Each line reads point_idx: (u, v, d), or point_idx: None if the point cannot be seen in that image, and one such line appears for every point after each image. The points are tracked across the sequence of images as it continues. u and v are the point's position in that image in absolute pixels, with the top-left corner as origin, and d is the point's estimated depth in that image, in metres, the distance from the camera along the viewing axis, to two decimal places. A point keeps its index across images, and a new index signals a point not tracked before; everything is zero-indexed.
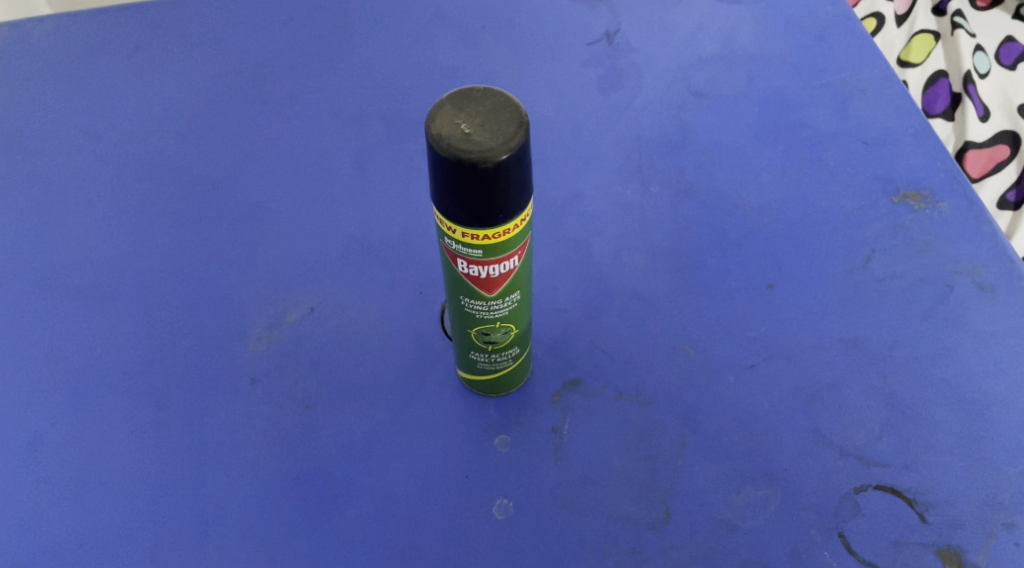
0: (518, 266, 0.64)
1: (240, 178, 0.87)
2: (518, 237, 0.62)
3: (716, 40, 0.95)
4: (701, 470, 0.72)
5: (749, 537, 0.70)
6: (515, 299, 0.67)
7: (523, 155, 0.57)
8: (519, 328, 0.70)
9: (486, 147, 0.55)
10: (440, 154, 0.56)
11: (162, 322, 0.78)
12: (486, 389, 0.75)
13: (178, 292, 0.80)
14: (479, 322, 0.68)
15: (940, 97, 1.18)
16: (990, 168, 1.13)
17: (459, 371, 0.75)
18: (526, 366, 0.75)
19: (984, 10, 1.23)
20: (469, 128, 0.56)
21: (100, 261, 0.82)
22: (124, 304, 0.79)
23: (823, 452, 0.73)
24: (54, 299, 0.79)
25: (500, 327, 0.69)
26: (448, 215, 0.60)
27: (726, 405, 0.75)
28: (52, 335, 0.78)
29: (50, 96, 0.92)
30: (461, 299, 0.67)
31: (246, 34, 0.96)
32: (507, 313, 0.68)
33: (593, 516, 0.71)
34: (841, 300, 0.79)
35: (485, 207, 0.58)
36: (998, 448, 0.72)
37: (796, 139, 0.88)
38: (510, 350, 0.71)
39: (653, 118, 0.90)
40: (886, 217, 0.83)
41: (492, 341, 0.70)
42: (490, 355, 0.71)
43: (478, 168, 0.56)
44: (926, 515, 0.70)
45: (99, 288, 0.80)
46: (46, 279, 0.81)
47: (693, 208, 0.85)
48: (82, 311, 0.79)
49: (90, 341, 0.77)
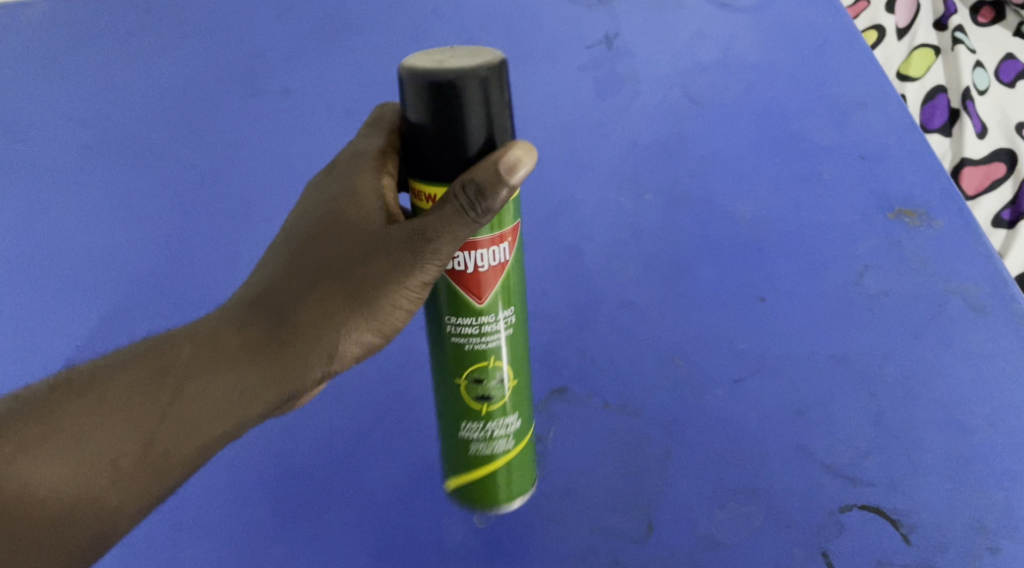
0: (509, 262, 0.63)
1: (228, 170, 0.86)
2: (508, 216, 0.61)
3: (713, 50, 0.93)
4: (685, 484, 0.73)
5: (732, 554, 0.70)
6: (509, 319, 0.64)
7: (489, 96, 0.56)
8: (515, 381, 0.66)
9: (464, 68, 0.55)
10: (417, 82, 0.56)
11: (147, 323, 0.79)
12: (486, 490, 0.68)
13: (169, 289, 0.81)
14: (472, 362, 0.64)
15: (938, 112, 1.11)
16: (986, 185, 1.06)
17: (453, 481, 0.68)
18: (527, 470, 0.69)
19: (986, 25, 1.16)
20: (444, 58, 0.57)
21: (89, 258, 0.83)
22: (112, 300, 0.81)
23: (808, 469, 0.73)
24: (44, 295, 0.81)
25: (493, 370, 0.65)
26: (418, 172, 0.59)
27: (711, 419, 0.75)
28: (41, 332, 0.79)
29: (41, 82, 0.92)
30: (451, 325, 0.63)
31: (238, 25, 0.95)
32: (499, 346, 0.64)
33: (575, 529, 0.72)
34: (831, 316, 0.78)
35: (450, 152, 0.57)
36: (986, 472, 0.72)
37: (792, 151, 0.86)
38: (505, 420, 0.66)
39: (649, 124, 0.89)
40: (880, 233, 0.82)
41: (488, 398, 0.65)
42: (484, 428, 0.66)
43: (456, 86, 0.55)
44: (910, 536, 0.71)
45: (88, 286, 0.81)
46: (37, 276, 0.82)
47: (687, 217, 0.84)
48: (74, 309, 0.80)
49: (78, 340, 0.79)
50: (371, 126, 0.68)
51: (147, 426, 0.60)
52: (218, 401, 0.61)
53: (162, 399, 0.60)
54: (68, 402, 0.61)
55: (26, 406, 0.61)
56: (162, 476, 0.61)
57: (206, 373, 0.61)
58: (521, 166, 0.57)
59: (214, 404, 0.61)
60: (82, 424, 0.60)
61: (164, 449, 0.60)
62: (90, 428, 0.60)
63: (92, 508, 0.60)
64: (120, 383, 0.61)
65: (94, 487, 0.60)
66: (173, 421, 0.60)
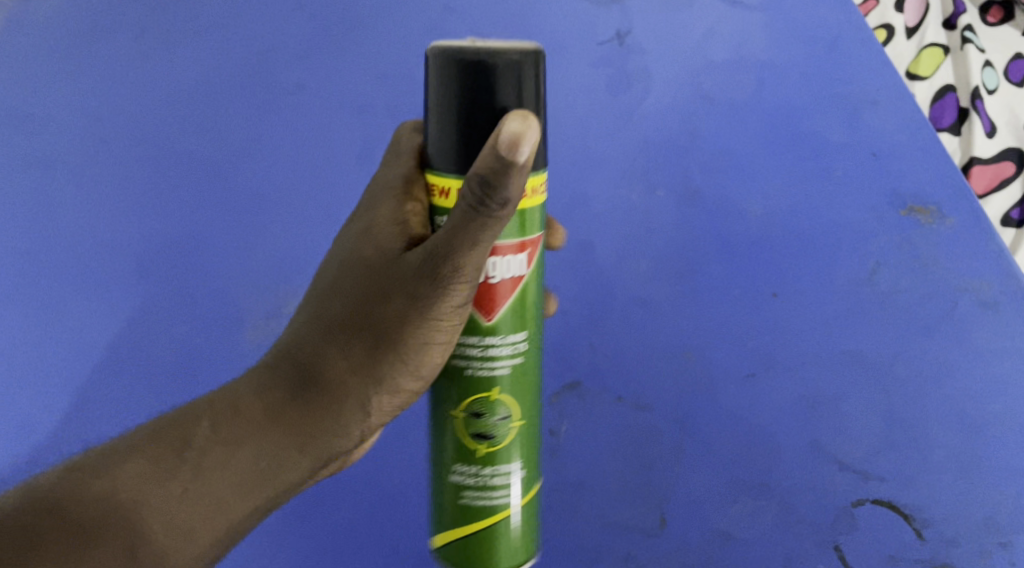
0: (525, 278, 0.62)
1: (243, 166, 0.87)
2: (529, 222, 0.61)
3: (726, 45, 0.86)
4: (697, 479, 0.76)
5: (745, 545, 0.75)
6: (519, 347, 0.63)
7: (518, 77, 0.58)
8: (520, 421, 0.64)
9: (497, 50, 0.57)
10: (447, 61, 0.58)
11: (181, 323, 0.85)
12: (476, 547, 0.64)
13: (200, 296, 0.85)
14: (476, 391, 0.63)
15: (947, 110, 1.09)
16: (994, 184, 1.06)
17: (440, 536, 0.65)
18: (526, 526, 0.65)
19: (994, 25, 1.12)
20: (477, 42, 0.59)
21: (117, 265, 0.86)
22: (144, 301, 0.85)
23: (819, 464, 0.76)
24: (78, 296, 0.85)
25: (497, 404, 0.63)
26: (435, 154, 0.60)
27: (724, 415, 0.77)
28: (84, 342, 0.85)
29: (47, 72, 0.91)
30: (457, 349, 0.62)
31: (232, 11, 0.91)
32: (507, 374, 0.63)
33: (590, 521, 0.76)
34: (844, 314, 0.79)
35: (474, 129, 0.58)
36: (995, 468, 0.75)
37: (805, 148, 0.83)
38: (505, 467, 0.64)
39: (661, 120, 0.85)
40: (890, 231, 0.81)
41: (489, 435, 0.63)
42: (480, 471, 0.64)
43: (487, 64, 0.57)
44: (922, 531, 0.75)
45: (119, 289, 0.85)
46: (69, 279, 0.86)
47: (700, 214, 0.82)
48: (112, 310, 0.85)
49: (118, 346, 0.85)
50: (392, 157, 0.69)
51: (199, 483, 0.62)
52: (245, 471, 0.62)
53: (187, 474, 0.62)
54: (85, 485, 0.61)
55: (39, 493, 0.60)
56: (191, 551, 0.62)
57: (232, 445, 0.63)
58: (524, 141, 0.56)
59: (242, 475, 0.62)
60: (98, 508, 0.60)
61: (192, 525, 0.61)
62: (138, 486, 0.61)
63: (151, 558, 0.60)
64: (163, 445, 0.63)
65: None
66: (198, 495, 0.62)
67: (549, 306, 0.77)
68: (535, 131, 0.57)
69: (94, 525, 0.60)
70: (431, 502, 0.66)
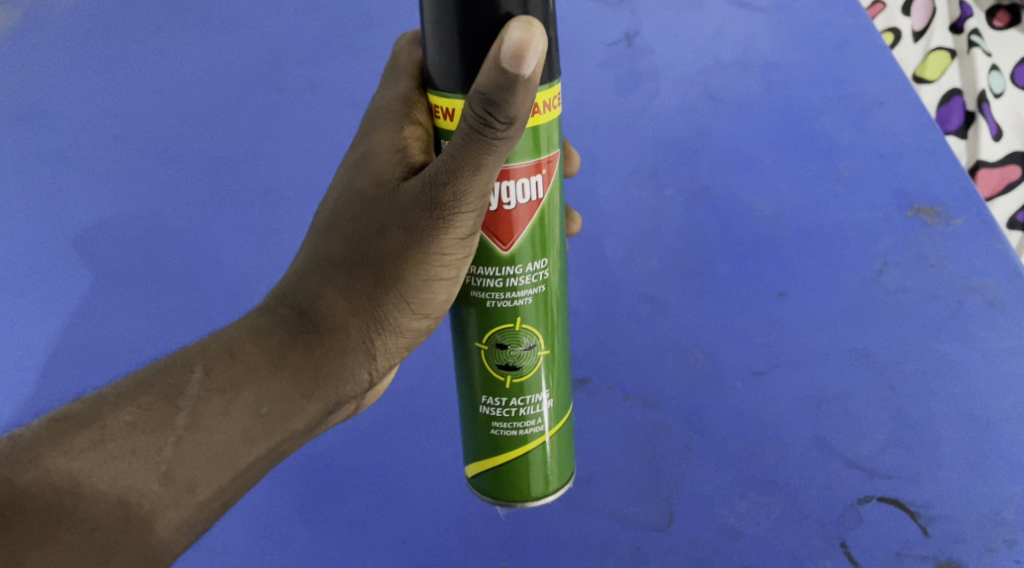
0: (544, 200, 0.57)
1: (253, 160, 0.87)
2: (543, 139, 0.55)
3: (732, 48, 0.94)
4: (703, 474, 0.74)
5: (749, 543, 0.72)
6: (541, 275, 0.58)
7: None
8: (545, 350, 0.60)
9: None
10: None
11: (172, 301, 0.80)
12: (509, 479, 0.62)
13: (193, 275, 0.81)
14: (496, 322, 0.58)
15: (954, 113, 1.08)
16: (1001, 187, 1.04)
17: (472, 465, 0.63)
18: (560, 453, 0.63)
19: (1001, 29, 1.13)
20: None
21: (112, 246, 0.83)
22: (139, 279, 0.81)
23: (825, 460, 0.74)
24: (70, 273, 0.82)
25: (520, 334, 0.59)
26: (438, 75, 0.53)
27: (732, 412, 0.77)
28: (64, 319, 0.79)
29: (70, 73, 0.94)
30: (474, 279, 0.58)
31: (258, 22, 0.96)
32: (530, 303, 0.58)
33: (595, 515, 0.74)
34: (850, 313, 0.79)
35: (476, 45, 0.51)
36: (1002, 464, 0.73)
37: (813, 149, 0.87)
38: (533, 396, 0.61)
39: (670, 122, 0.89)
40: (897, 232, 0.82)
41: (515, 366, 0.60)
42: (508, 403, 0.60)
43: None
44: (928, 527, 0.71)
45: (114, 270, 0.82)
46: (62, 257, 0.82)
47: (707, 213, 0.84)
48: (101, 288, 0.81)
49: (105, 322, 0.79)
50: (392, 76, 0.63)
51: (194, 430, 0.55)
52: (246, 419, 0.56)
53: (181, 423, 0.55)
54: (67, 438, 0.53)
55: (15, 449, 0.53)
56: (189, 506, 0.54)
57: (228, 392, 0.56)
58: (529, 50, 0.49)
59: (244, 422, 0.56)
60: (83, 463, 0.53)
61: (190, 476, 0.54)
62: (126, 435, 0.54)
63: (143, 513, 0.53)
64: (150, 394, 0.56)
65: (110, 529, 0.52)
66: (196, 444, 0.55)
67: (571, 226, 0.75)
68: (541, 39, 0.49)
69: (77, 479, 0.52)
70: (462, 430, 0.64)
